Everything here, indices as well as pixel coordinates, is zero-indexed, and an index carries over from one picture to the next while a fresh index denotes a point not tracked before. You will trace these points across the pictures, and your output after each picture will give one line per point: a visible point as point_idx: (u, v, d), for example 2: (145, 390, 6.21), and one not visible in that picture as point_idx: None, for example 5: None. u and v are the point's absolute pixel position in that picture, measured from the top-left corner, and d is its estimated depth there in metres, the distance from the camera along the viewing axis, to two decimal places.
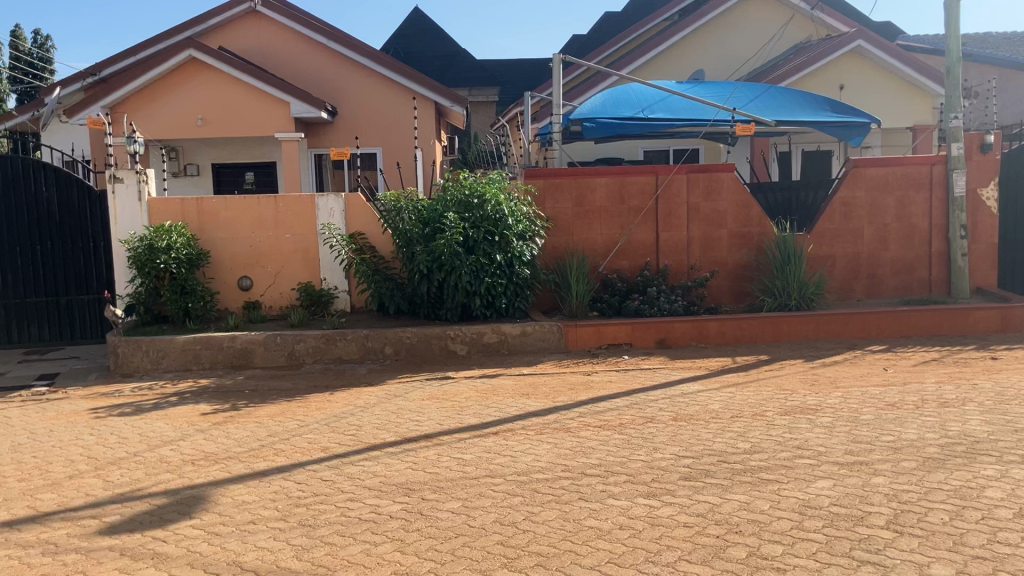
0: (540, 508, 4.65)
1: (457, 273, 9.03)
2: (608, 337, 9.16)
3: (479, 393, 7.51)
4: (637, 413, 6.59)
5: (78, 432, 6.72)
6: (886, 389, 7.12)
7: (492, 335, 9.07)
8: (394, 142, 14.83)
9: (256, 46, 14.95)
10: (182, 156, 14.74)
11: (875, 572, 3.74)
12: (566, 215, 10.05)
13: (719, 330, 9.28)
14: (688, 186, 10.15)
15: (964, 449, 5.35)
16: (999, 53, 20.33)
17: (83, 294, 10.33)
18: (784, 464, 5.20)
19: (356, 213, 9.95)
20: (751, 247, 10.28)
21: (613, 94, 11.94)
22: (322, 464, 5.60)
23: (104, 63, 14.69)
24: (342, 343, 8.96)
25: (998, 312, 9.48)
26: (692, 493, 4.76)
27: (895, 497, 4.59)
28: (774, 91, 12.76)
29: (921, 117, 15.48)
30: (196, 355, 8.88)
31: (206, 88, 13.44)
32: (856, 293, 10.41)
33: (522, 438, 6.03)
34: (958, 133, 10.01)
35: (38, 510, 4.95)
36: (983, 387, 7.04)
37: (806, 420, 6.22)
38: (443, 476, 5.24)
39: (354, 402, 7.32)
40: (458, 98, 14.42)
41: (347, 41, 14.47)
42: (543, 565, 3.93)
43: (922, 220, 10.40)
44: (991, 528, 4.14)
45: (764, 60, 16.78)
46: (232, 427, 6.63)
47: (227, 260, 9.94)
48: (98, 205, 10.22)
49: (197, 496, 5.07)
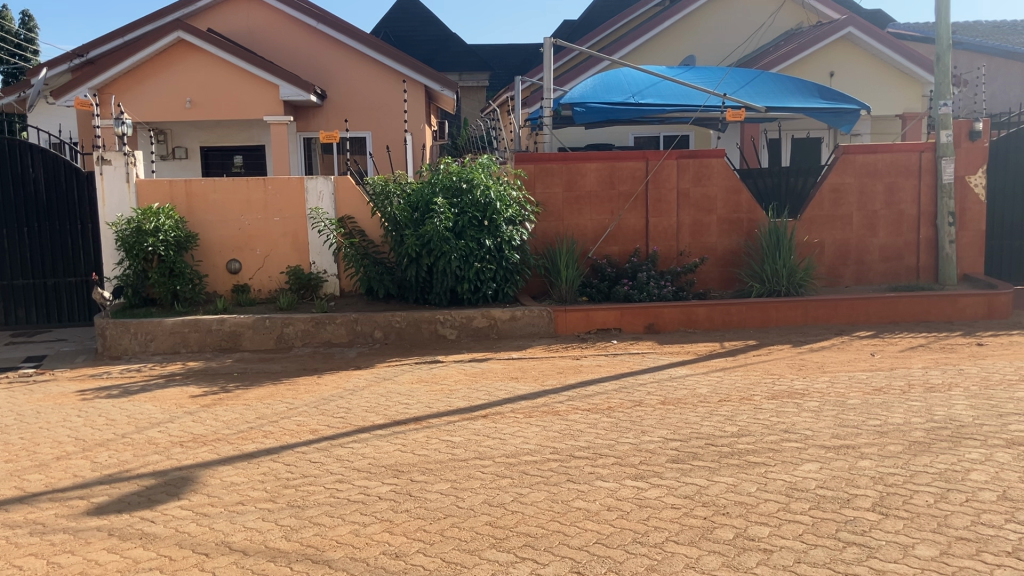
0: (528, 489, 4.67)
1: (447, 258, 9.02)
2: (596, 322, 9.18)
3: (468, 376, 7.53)
4: (625, 397, 6.62)
5: (66, 414, 6.70)
6: (873, 373, 7.20)
7: (481, 319, 9.06)
8: (384, 126, 14.76)
9: (244, 28, 14.80)
10: (170, 139, 14.62)
11: (861, 553, 3.78)
12: (556, 200, 10.06)
13: (707, 316, 9.31)
14: (679, 172, 10.13)
15: (950, 433, 5.41)
16: (990, 41, 20.42)
17: (71, 277, 10.25)
18: (771, 447, 5.24)
19: (346, 197, 9.92)
20: (741, 232, 10.31)
21: (604, 78, 11.89)
22: (311, 446, 5.60)
23: (92, 45, 14.51)
24: (331, 326, 8.94)
25: (985, 298, 9.55)
26: (680, 475, 4.79)
27: (881, 479, 4.63)
28: (765, 76, 12.75)
29: (910, 104, 15.52)
30: (185, 338, 8.83)
31: (193, 70, 13.30)
32: (844, 279, 10.47)
33: (511, 421, 6.05)
34: (947, 120, 10.04)
35: (25, 491, 4.93)
36: (969, 372, 7.13)
37: (793, 404, 6.27)
38: (432, 458, 5.25)
39: (344, 385, 7.31)
40: (447, 82, 14.37)
41: (336, 24, 14.36)
42: (532, 546, 3.96)
43: (910, 206, 10.45)
44: (975, 510, 4.19)
45: (755, 46, 16.77)
46: (221, 410, 6.62)
47: (216, 243, 9.89)
48: (87, 186, 10.11)
49: (185, 477, 5.06)
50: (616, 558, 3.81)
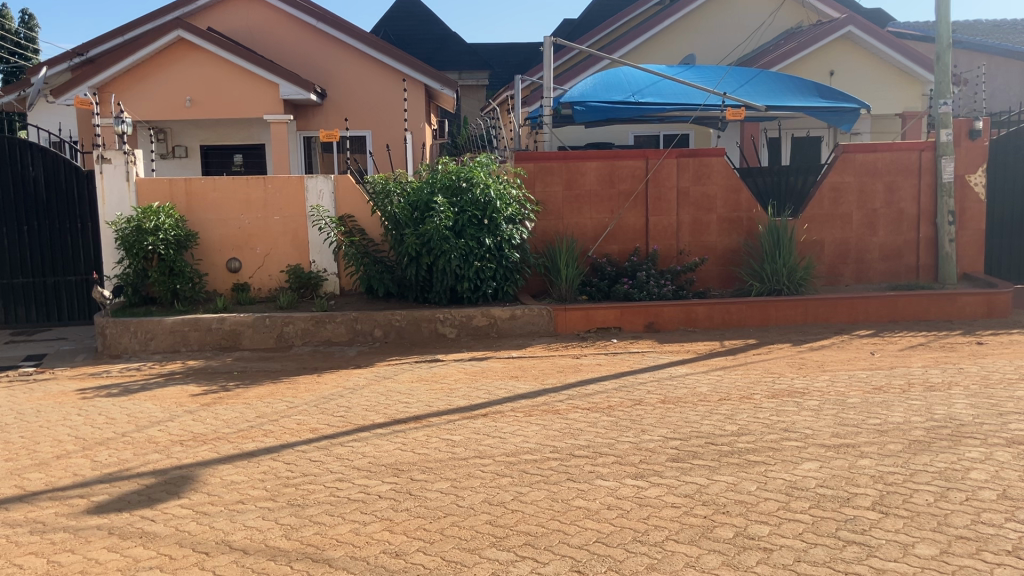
0: (528, 488, 4.67)
1: (446, 257, 9.02)
2: (596, 321, 9.18)
3: (468, 375, 7.53)
4: (625, 396, 6.61)
5: (66, 412, 6.70)
6: (873, 372, 7.20)
7: (481, 318, 9.05)
8: (384, 125, 14.76)
9: (244, 27, 14.80)
10: (170, 138, 14.62)
11: (861, 552, 3.78)
12: (556, 199, 10.06)
13: (707, 314, 9.31)
14: (678, 170, 10.13)
15: (950, 432, 5.41)
16: (990, 41, 20.40)
17: (71, 275, 10.24)
18: (772, 446, 5.24)
19: (345, 196, 9.91)
20: (741, 231, 10.30)
21: (604, 77, 11.88)
22: (311, 445, 5.61)
23: (92, 43, 14.51)
24: (331, 325, 8.94)
25: (984, 297, 9.55)
26: (680, 474, 4.79)
27: (881, 478, 4.64)
28: (765, 75, 12.75)
29: (910, 104, 15.52)
30: (184, 337, 8.83)
31: (193, 69, 13.29)
32: (844, 278, 10.47)
33: (511, 420, 6.05)
34: (947, 119, 10.04)
35: (25, 489, 4.93)
36: (969, 371, 7.13)
37: (793, 403, 6.27)
38: (433, 457, 5.25)
39: (344, 384, 7.31)
40: (447, 81, 14.37)
41: (336, 22, 14.35)
42: (532, 545, 3.96)
43: (910, 205, 10.44)
44: (975, 509, 4.19)
45: (755, 45, 16.77)
46: (221, 408, 6.63)
47: (216, 242, 9.89)
48: (87, 185, 10.11)
49: (185, 476, 5.06)
50: (616, 556, 3.81)
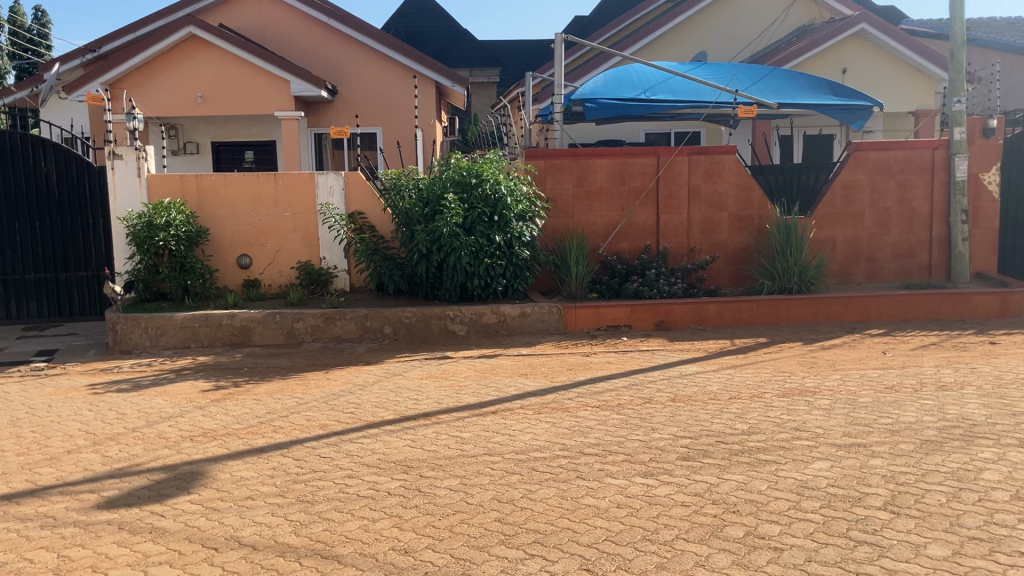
0: (538, 486, 4.66)
1: (457, 253, 9.01)
2: (606, 319, 9.15)
3: (478, 371, 7.55)
4: (635, 394, 6.60)
5: (77, 407, 6.74)
6: (885, 371, 7.15)
7: (491, 315, 9.04)
8: (394, 122, 14.76)
9: (254, 25, 14.84)
10: (181, 134, 14.73)
11: (873, 552, 3.75)
12: (566, 197, 10.04)
13: (718, 313, 9.26)
14: (689, 168, 10.09)
15: (963, 432, 5.36)
16: (1007, 39, 20.23)
17: (83, 271, 10.31)
18: (782, 445, 5.21)
19: (357, 193, 9.95)
20: (753, 230, 10.24)
21: (615, 73, 11.77)
22: (321, 441, 5.62)
23: (103, 41, 14.56)
24: (341, 322, 8.95)
25: (997, 297, 9.45)
26: (690, 473, 4.77)
27: (893, 478, 4.60)
28: (777, 74, 12.66)
29: (923, 101, 15.40)
30: (195, 333, 8.85)
31: (205, 65, 13.32)
32: (856, 276, 10.41)
33: (520, 418, 6.03)
34: (961, 117, 9.97)
35: (37, 484, 4.96)
36: (982, 370, 7.07)
37: (805, 402, 6.23)
38: (442, 454, 5.25)
39: (354, 380, 7.33)
40: (459, 77, 14.34)
41: (348, 20, 14.36)
42: (541, 543, 3.95)
43: (923, 204, 10.36)
44: (988, 510, 4.15)
45: (767, 42, 16.67)
46: (231, 404, 6.65)
47: (226, 238, 9.92)
48: (98, 182, 10.16)
49: (195, 471, 5.08)
50: (626, 555, 3.79)
